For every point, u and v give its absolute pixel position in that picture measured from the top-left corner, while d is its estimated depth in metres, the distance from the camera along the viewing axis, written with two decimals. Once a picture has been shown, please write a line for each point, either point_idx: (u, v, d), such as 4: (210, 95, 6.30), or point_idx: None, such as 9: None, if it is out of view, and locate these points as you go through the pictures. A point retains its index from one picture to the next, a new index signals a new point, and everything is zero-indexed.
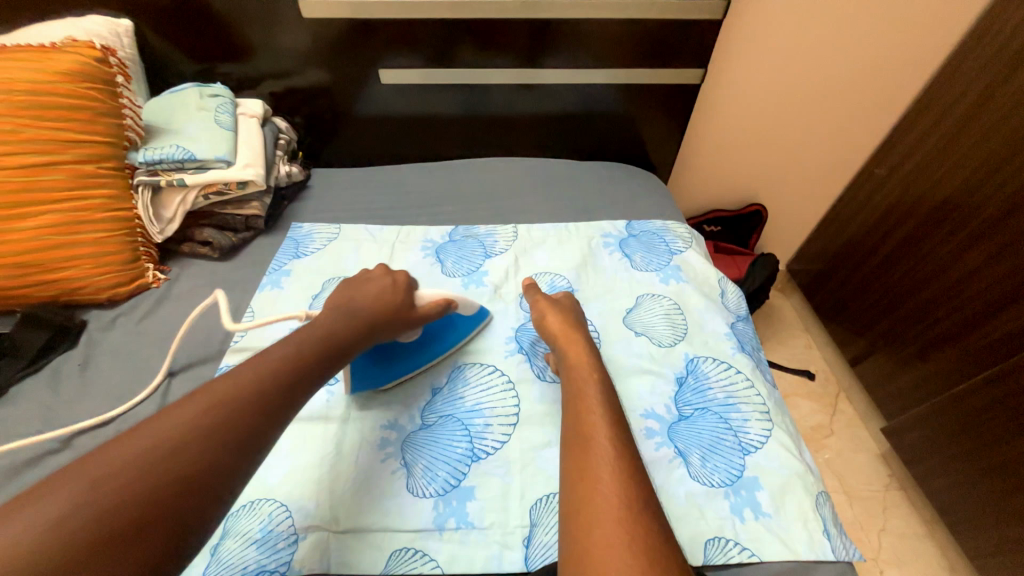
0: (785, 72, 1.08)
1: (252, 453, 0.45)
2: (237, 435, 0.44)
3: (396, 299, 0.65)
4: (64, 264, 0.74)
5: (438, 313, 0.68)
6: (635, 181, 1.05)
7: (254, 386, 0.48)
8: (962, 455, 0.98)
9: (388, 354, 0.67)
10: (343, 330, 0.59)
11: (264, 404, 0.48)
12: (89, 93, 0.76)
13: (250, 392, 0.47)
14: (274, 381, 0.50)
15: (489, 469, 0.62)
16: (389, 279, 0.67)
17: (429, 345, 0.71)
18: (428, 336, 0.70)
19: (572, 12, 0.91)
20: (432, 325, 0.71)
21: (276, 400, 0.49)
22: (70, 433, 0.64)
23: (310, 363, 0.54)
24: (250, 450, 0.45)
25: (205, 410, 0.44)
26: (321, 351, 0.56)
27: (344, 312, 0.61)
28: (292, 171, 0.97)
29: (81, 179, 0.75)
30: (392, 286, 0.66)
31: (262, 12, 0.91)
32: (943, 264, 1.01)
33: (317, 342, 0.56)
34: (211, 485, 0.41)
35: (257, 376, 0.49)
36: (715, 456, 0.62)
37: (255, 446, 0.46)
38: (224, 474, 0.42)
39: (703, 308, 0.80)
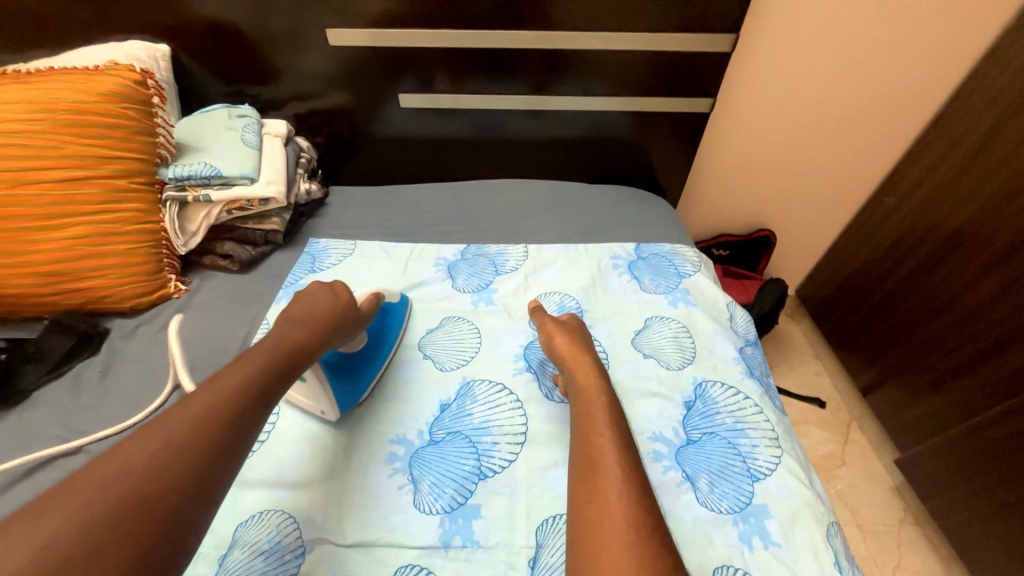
0: (792, 103, 1.10)
1: (236, 453, 0.46)
2: (226, 435, 0.45)
3: (342, 300, 0.67)
4: (93, 273, 0.77)
5: (374, 308, 0.73)
6: (645, 205, 1.07)
7: (229, 394, 0.48)
8: (979, 490, 0.95)
9: (346, 363, 0.69)
10: (292, 333, 0.60)
11: (238, 411, 0.47)
12: (126, 113, 0.81)
13: (219, 399, 0.47)
14: (246, 391, 0.50)
15: (495, 488, 0.62)
16: (325, 286, 0.69)
17: (379, 344, 0.74)
18: (374, 335, 0.74)
19: (586, 43, 0.95)
20: (374, 325, 0.75)
21: (249, 408, 0.48)
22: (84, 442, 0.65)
23: (274, 372, 0.54)
24: (233, 451, 0.45)
25: (194, 413, 0.45)
26: (283, 361, 0.56)
27: (295, 320, 0.62)
28: (312, 189, 1.00)
29: (114, 194, 0.79)
30: (331, 291, 0.68)
31: (292, 39, 0.96)
32: (956, 294, 1.00)
33: (279, 352, 0.56)
34: (204, 483, 0.42)
35: (229, 385, 0.49)
36: (723, 482, 0.62)
37: (238, 448, 0.46)
38: (210, 474, 0.43)
39: (711, 332, 0.80)
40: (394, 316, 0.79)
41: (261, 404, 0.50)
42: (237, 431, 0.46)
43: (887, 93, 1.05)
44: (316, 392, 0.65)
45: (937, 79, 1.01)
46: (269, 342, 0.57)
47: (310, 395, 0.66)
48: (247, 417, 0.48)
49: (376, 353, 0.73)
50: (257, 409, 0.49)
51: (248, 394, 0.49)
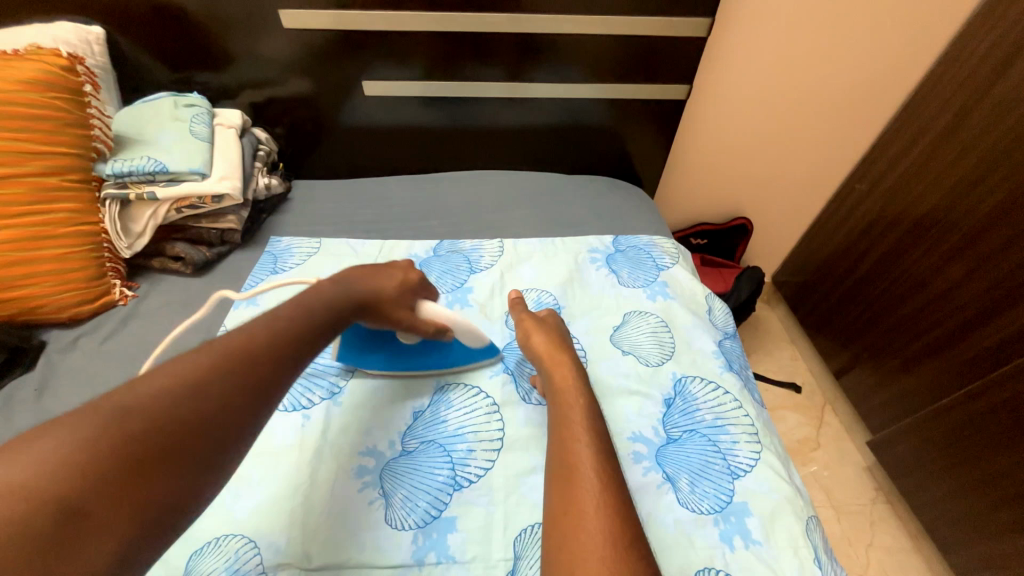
0: (768, 90, 1.09)
1: (268, 395, 0.46)
2: (260, 374, 0.46)
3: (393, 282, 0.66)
4: (21, 281, 0.71)
5: (435, 328, 0.67)
6: (622, 195, 1.04)
7: (251, 348, 0.47)
8: (948, 469, 0.98)
9: (386, 341, 0.68)
10: (344, 296, 0.59)
11: (268, 360, 0.47)
12: (55, 103, 0.73)
13: (236, 361, 0.45)
14: (249, 378, 0.45)
15: (471, 498, 0.59)
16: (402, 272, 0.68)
17: (426, 356, 0.70)
18: (429, 346, 0.69)
19: (559, 27, 0.90)
20: (433, 341, 0.69)
21: (274, 363, 0.47)
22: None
23: (282, 354, 0.49)
24: (267, 392, 0.46)
25: (222, 356, 0.45)
26: (293, 343, 0.50)
27: (348, 283, 0.61)
28: (271, 184, 0.94)
29: (44, 193, 0.72)
30: (402, 281, 0.66)
31: (244, 21, 0.89)
32: (925, 278, 1.02)
33: (288, 330, 0.51)
34: (238, 419, 0.43)
35: (231, 369, 0.44)
36: (704, 482, 0.60)
37: (271, 389, 0.46)
38: (241, 415, 0.43)
39: (690, 325, 0.79)
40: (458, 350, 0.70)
41: (266, 394, 0.46)
42: (236, 424, 0.43)
43: (862, 79, 1.05)
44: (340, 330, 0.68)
45: (907, 66, 1.01)
46: (278, 319, 0.51)
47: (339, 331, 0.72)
48: (247, 409, 0.44)
49: (416, 358, 0.70)
50: (259, 400, 0.45)
51: (253, 380, 0.45)
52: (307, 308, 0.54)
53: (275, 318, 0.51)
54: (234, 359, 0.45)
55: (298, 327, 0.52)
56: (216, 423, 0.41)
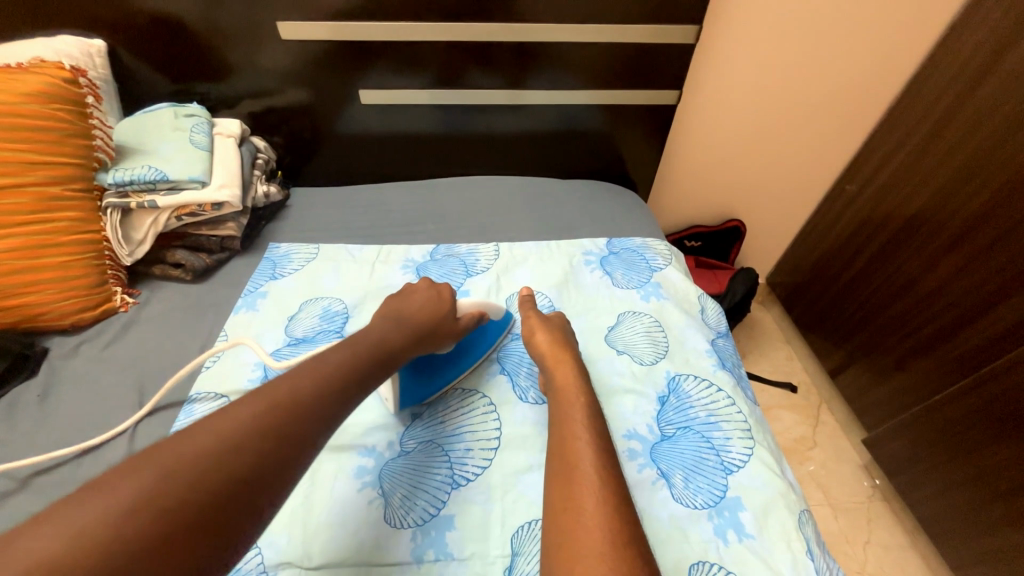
0: (759, 94, 1.11)
1: (308, 449, 0.45)
2: (302, 427, 0.46)
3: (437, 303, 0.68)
4: (24, 289, 0.71)
5: (473, 323, 0.71)
6: (615, 198, 1.06)
7: (291, 398, 0.46)
8: (943, 465, 0.99)
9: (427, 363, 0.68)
10: (396, 332, 0.62)
11: (309, 412, 0.47)
12: (57, 114, 0.75)
13: (279, 416, 0.45)
14: (276, 445, 0.43)
15: (470, 496, 0.60)
16: (432, 290, 0.71)
17: (465, 357, 0.72)
18: (462, 349, 0.72)
19: (553, 35, 0.93)
20: (468, 337, 0.72)
21: (314, 416, 0.47)
22: (31, 475, 0.61)
23: (311, 419, 0.47)
24: (306, 446, 0.45)
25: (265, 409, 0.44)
26: (324, 406, 0.49)
27: (395, 319, 0.64)
28: (270, 191, 0.96)
29: (46, 203, 0.73)
30: (437, 297, 0.69)
31: (245, 33, 0.91)
32: (915, 276, 1.04)
33: (319, 386, 0.49)
34: (278, 473, 0.42)
35: (273, 423, 0.44)
36: (697, 477, 0.61)
37: (310, 442, 0.46)
38: (280, 471, 0.43)
39: (683, 325, 0.80)
40: (489, 334, 0.75)
41: (297, 455, 0.44)
42: (260, 496, 0.41)
43: (849, 83, 1.07)
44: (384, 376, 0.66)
45: (893, 70, 1.04)
46: (309, 374, 0.50)
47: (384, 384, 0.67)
48: (277, 470, 0.42)
49: (458, 364, 0.71)
50: (285, 467, 0.43)
51: (293, 434, 0.45)
52: (339, 360, 0.54)
53: (307, 371, 0.50)
54: (268, 416, 0.44)
55: (329, 385, 0.50)
56: (240, 496, 0.40)
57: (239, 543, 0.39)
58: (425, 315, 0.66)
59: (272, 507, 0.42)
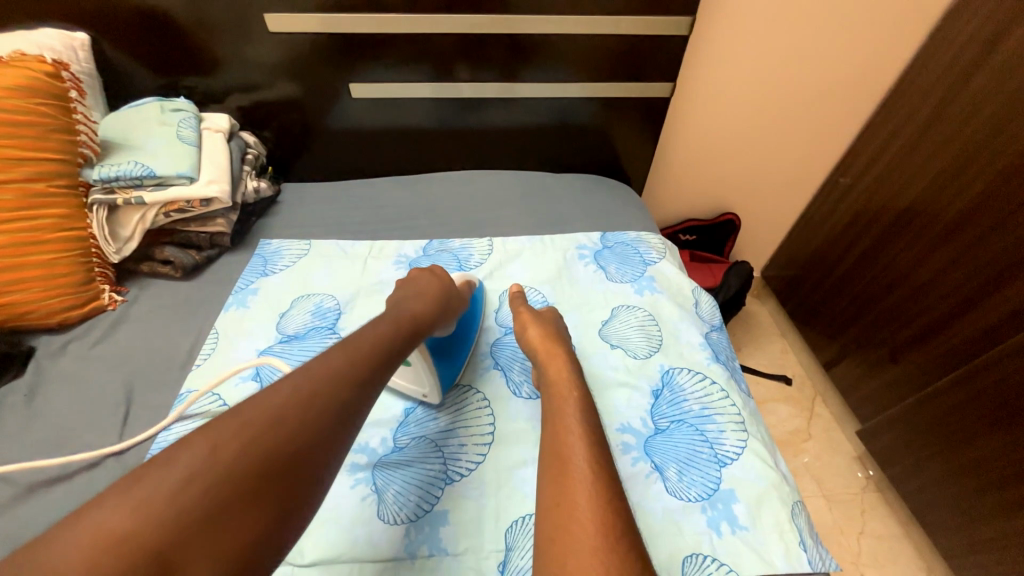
0: (752, 86, 1.11)
1: (353, 417, 0.48)
2: (345, 398, 0.48)
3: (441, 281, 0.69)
4: (10, 287, 0.70)
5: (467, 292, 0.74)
6: (609, 192, 1.06)
7: (332, 372, 0.48)
8: (935, 456, 1.00)
9: (442, 348, 0.68)
10: (411, 308, 0.63)
11: (351, 385, 0.49)
12: (40, 109, 0.73)
13: (323, 388, 0.47)
14: (322, 416, 0.45)
15: (463, 492, 0.60)
16: (427, 271, 0.72)
17: (468, 333, 0.74)
18: (463, 325, 0.73)
19: (545, 27, 0.92)
20: (466, 312, 0.74)
21: (357, 388, 0.49)
22: (32, 481, 0.60)
23: (335, 424, 0.46)
24: (351, 415, 0.48)
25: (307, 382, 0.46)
26: (346, 409, 0.47)
27: (407, 298, 0.65)
28: (260, 187, 0.94)
29: (31, 200, 0.72)
30: (434, 275, 0.70)
31: (233, 26, 0.89)
32: (908, 269, 1.04)
33: (337, 386, 0.48)
34: (329, 441, 0.45)
35: (320, 396, 0.46)
36: (691, 470, 0.61)
37: (354, 411, 0.48)
38: (331, 437, 0.45)
39: (677, 318, 0.80)
40: (476, 304, 0.77)
41: (343, 423, 0.47)
42: (298, 491, 0.42)
43: (843, 75, 1.07)
44: (423, 374, 0.65)
45: (886, 61, 1.03)
46: (325, 373, 0.48)
47: (416, 378, 0.66)
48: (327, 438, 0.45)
49: (466, 342, 0.73)
50: (320, 464, 0.44)
51: (340, 404, 0.47)
52: (355, 354, 0.51)
53: (323, 369, 0.48)
54: (313, 388, 0.46)
55: (349, 384, 0.49)
56: (278, 494, 0.41)
57: (283, 533, 0.41)
58: (434, 293, 0.67)
59: (324, 475, 0.45)
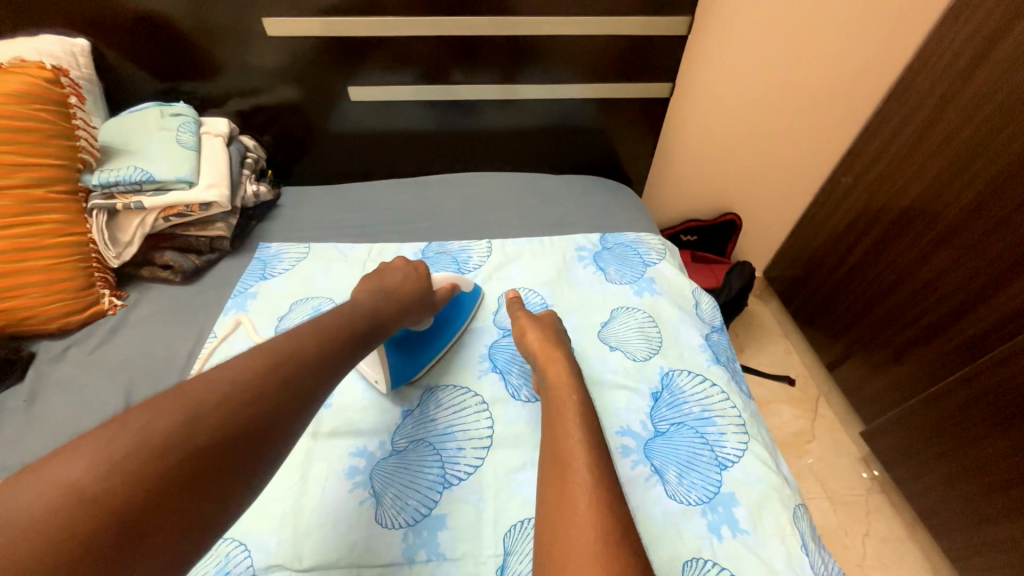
0: (753, 86, 1.10)
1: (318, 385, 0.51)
2: (310, 369, 0.50)
3: (419, 280, 0.71)
4: (10, 292, 0.71)
5: (448, 298, 0.74)
6: (608, 194, 1.05)
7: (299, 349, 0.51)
8: (940, 456, 0.99)
9: (408, 340, 0.70)
10: (385, 305, 0.65)
11: (318, 359, 0.52)
12: (39, 115, 0.74)
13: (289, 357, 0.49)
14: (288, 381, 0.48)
15: (461, 496, 0.59)
16: (411, 266, 0.72)
17: (444, 330, 0.75)
18: (441, 322, 0.75)
19: (544, 29, 0.92)
20: (443, 309, 0.75)
21: (322, 360, 0.52)
22: None
23: (267, 437, 0.44)
24: (316, 383, 0.50)
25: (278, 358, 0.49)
26: (283, 420, 0.46)
27: (380, 291, 0.67)
28: (260, 191, 0.95)
29: (30, 205, 0.72)
30: (415, 273, 0.71)
31: (232, 30, 0.90)
32: (911, 267, 1.03)
33: (291, 380, 0.48)
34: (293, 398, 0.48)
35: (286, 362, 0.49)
36: (691, 473, 0.61)
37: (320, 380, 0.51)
38: (297, 395, 0.48)
39: (677, 320, 0.80)
40: (465, 304, 0.79)
41: (309, 388, 0.50)
42: (264, 438, 0.44)
43: (845, 72, 1.06)
44: (373, 359, 0.67)
45: (887, 60, 1.03)
46: (264, 381, 0.46)
47: (370, 361, 0.69)
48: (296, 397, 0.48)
49: (439, 338, 0.74)
50: (286, 416, 0.46)
51: (304, 369, 0.50)
52: (300, 360, 0.50)
53: (258, 376, 0.46)
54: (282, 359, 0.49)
55: (290, 391, 0.47)
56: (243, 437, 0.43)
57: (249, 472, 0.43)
58: (407, 291, 0.68)
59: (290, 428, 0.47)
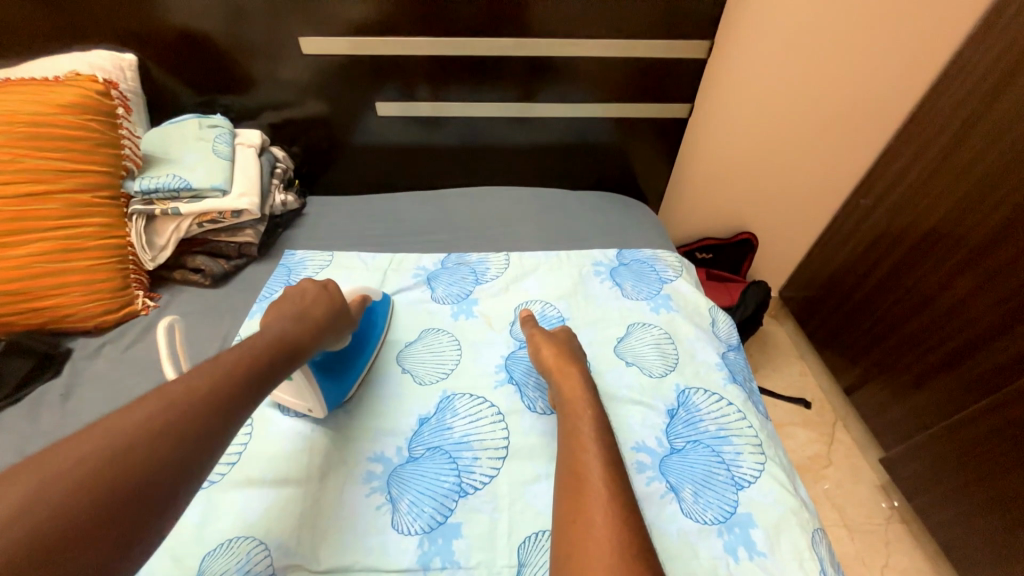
0: (770, 108, 1.12)
1: (273, 371, 0.57)
2: (267, 359, 0.57)
3: (332, 296, 0.69)
4: (55, 290, 0.74)
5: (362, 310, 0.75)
6: (625, 210, 1.06)
7: (258, 346, 0.57)
8: (964, 486, 0.96)
9: (329, 364, 0.69)
10: (293, 328, 0.62)
11: (274, 353, 0.58)
12: (90, 124, 0.78)
13: (250, 350, 0.56)
14: (248, 366, 0.54)
15: (476, 505, 0.60)
16: (318, 286, 0.71)
17: (363, 347, 0.74)
18: (359, 339, 0.74)
19: (565, 50, 0.94)
20: (361, 325, 0.76)
21: (276, 352, 0.58)
22: None
23: (181, 461, 0.43)
24: (272, 370, 0.57)
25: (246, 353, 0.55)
26: (163, 482, 0.42)
27: (284, 316, 0.64)
28: (287, 200, 0.98)
29: (76, 209, 0.76)
30: (325, 292, 0.70)
31: (267, 47, 0.94)
32: (933, 291, 1.02)
33: (250, 366, 0.54)
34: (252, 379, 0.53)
35: (247, 353, 0.55)
36: (707, 492, 0.61)
37: (275, 368, 0.57)
38: (255, 377, 0.54)
39: (693, 337, 0.80)
40: (378, 314, 0.80)
41: (266, 373, 0.56)
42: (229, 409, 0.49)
43: (864, 97, 1.07)
44: (303, 391, 0.64)
45: (907, 85, 1.03)
46: (131, 452, 0.41)
47: (293, 393, 0.65)
48: (256, 378, 0.54)
49: (361, 352, 0.74)
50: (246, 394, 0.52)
51: (262, 358, 0.56)
52: (194, 408, 0.46)
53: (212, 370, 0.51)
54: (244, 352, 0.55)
55: (166, 460, 0.42)
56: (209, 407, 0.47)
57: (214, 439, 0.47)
58: (323, 307, 0.67)
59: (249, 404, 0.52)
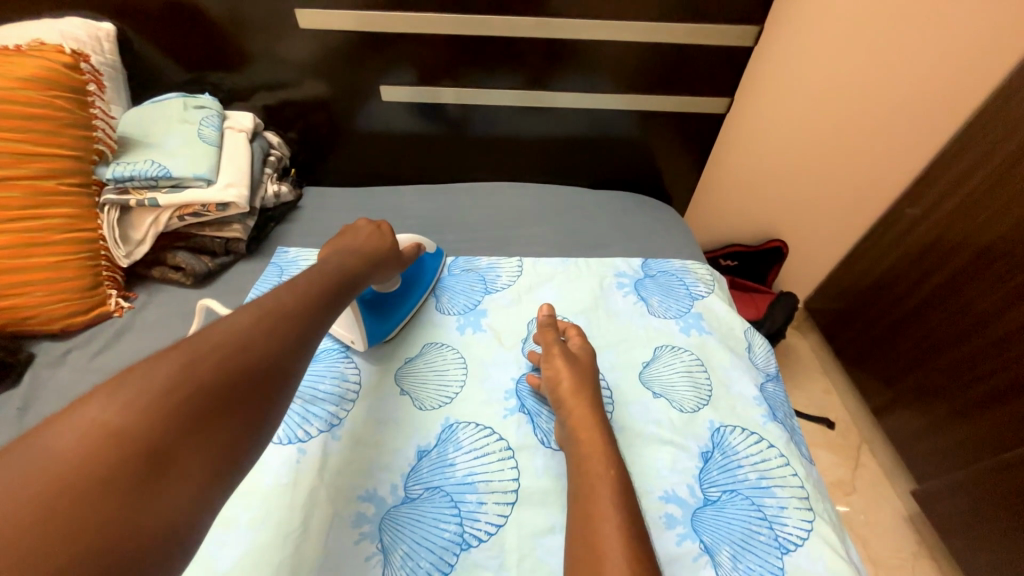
0: (815, 106, 1.01)
1: (345, 294, 0.57)
2: (336, 282, 0.56)
3: (388, 239, 0.68)
4: (15, 290, 0.67)
5: (414, 257, 0.74)
6: (650, 214, 0.96)
7: (325, 270, 0.57)
8: (1009, 531, 0.88)
9: (378, 303, 0.71)
10: (350, 261, 0.61)
11: (341, 285, 0.57)
12: (55, 101, 0.69)
13: (320, 276, 0.56)
14: (320, 290, 0.53)
15: (480, 561, 0.52)
16: (374, 226, 0.69)
17: (412, 292, 0.75)
18: (408, 282, 0.75)
19: (593, 32, 0.84)
20: (409, 270, 0.75)
21: (343, 280, 0.58)
22: None
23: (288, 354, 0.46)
24: (344, 292, 0.57)
25: (319, 281, 0.55)
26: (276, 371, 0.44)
27: (341, 252, 0.62)
28: (280, 191, 0.89)
29: (40, 198, 0.68)
30: (378, 231, 0.68)
31: (262, 20, 0.84)
32: (987, 316, 0.92)
33: (323, 290, 0.54)
34: (330, 298, 0.54)
35: (314, 282, 0.54)
36: (747, 555, 0.52)
37: (348, 290, 0.58)
38: (332, 295, 0.55)
39: (728, 365, 0.71)
40: (427, 266, 0.79)
41: (341, 296, 0.56)
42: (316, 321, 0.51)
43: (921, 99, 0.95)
44: (349, 321, 0.67)
45: None
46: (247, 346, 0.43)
47: (342, 321, 0.69)
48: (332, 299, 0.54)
49: (410, 296, 0.74)
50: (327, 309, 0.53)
51: (334, 282, 0.56)
52: (290, 315, 0.48)
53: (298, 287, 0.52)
54: (315, 278, 0.55)
55: (275, 353, 0.45)
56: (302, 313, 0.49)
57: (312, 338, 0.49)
58: (376, 241, 0.67)
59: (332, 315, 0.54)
